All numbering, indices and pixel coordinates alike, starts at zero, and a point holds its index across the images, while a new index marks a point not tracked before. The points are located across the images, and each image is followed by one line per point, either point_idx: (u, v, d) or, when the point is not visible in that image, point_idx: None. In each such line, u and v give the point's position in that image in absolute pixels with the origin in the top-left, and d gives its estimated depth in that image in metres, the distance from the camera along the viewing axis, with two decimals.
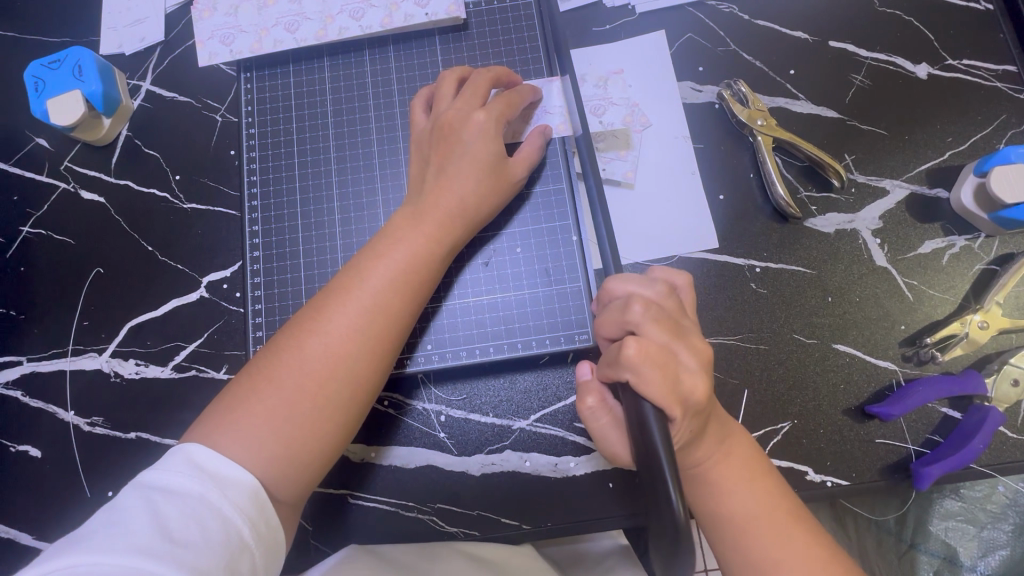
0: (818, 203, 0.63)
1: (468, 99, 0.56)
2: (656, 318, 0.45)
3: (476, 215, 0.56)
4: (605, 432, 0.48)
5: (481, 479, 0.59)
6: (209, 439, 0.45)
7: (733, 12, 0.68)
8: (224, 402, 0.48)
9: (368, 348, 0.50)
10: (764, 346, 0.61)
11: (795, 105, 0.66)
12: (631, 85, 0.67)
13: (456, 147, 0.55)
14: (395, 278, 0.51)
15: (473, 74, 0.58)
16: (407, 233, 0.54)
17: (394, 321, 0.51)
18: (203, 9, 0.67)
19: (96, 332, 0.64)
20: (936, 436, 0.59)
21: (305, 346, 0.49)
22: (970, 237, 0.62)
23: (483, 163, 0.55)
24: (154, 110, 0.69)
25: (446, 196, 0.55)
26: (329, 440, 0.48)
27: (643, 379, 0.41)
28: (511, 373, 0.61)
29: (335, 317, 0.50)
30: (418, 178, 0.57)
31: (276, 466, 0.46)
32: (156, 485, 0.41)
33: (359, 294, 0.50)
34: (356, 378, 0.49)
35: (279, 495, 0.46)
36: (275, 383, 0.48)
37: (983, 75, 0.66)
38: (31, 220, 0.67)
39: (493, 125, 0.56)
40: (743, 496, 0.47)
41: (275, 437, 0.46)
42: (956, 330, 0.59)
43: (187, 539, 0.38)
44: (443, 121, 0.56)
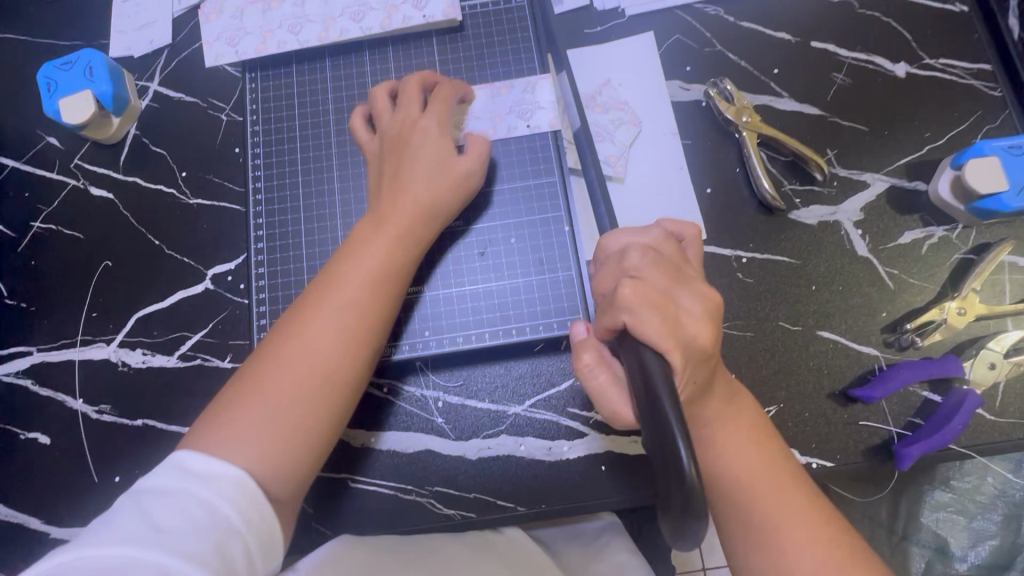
0: (801, 196, 0.66)
1: (406, 105, 0.59)
2: (654, 262, 0.48)
3: (436, 213, 0.58)
4: (605, 390, 0.48)
5: (477, 463, 0.61)
6: (213, 425, 0.48)
7: (719, 15, 0.71)
8: (225, 391, 0.50)
9: (345, 345, 0.52)
10: (750, 334, 0.63)
11: (779, 102, 0.69)
12: (619, 83, 0.70)
13: (409, 151, 0.58)
14: (366, 279, 0.54)
15: (403, 84, 0.61)
16: (388, 228, 0.56)
17: (371, 318, 0.53)
18: (210, 12, 0.70)
19: (104, 323, 0.66)
20: (917, 419, 0.61)
21: (284, 350, 0.51)
22: (949, 228, 0.65)
23: (431, 166, 0.58)
24: (162, 109, 0.71)
25: (403, 197, 0.57)
26: (330, 421, 0.51)
27: (642, 321, 0.42)
28: (507, 360, 0.63)
29: (310, 319, 0.52)
30: (378, 183, 0.59)
31: (265, 461, 0.47)
32: (146, 488, 0.43)
33: (350, 285, 0.53)
34: (351, 362, 0.52)
35: (282, 475, 0.48)
36: (258, 387, 0.49)
37: (959, 73, 0.69)
38: (42, 215, 0.70)
39: (436, 129, 0.58)
40: (749, 462, 0.49)
41: (262, 435, 0.48)
42: (934, 316, 0.61)
43: (178, 530, 0.40)
44: (397, 125, 0.59)
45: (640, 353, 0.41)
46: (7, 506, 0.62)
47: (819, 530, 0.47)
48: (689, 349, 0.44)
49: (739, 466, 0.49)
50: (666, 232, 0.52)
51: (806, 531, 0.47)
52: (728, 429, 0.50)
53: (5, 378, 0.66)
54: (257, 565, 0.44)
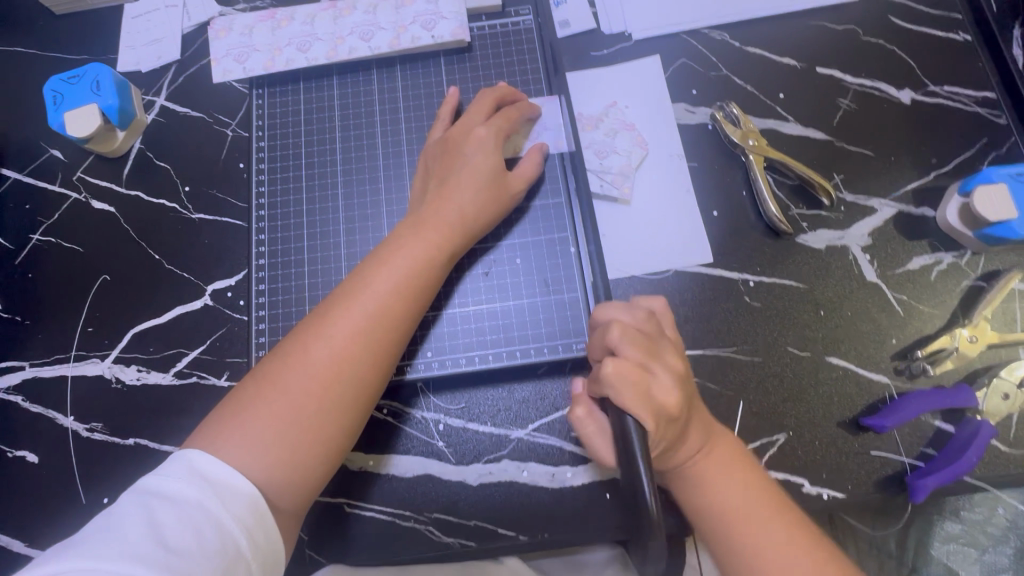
0: (808, 220, 0.65)
1: (473, 114, 0.61)
2: (632, 339, 0.48)
3: (475, 225, 0.58)
4: (591, 438, 0.51)
5: (477, 489, 0.59)
6: (211, 446, 0.46)
7: (725, 40, 0.72)
8: (230, 405, 0.48)
9: (372, 351, 0.51)
10: (758, 359, 0.62)
11: (785, 127, 0.69)
12: (628, 106, 0.70)
13: (458, 159, 0.59)
14: (398, 285, 0.53)
15: (482, 96, 0.62)
16: (408, 241, 0.55)
17: (381, 336, 0.51)
18: (220, 29, 0.70)
19: (100, 338, 0.65)
20: (930, 449, 0.59)
21: (309, 350, 0.50)
22: (957, 254, 0.64)
23: (482, 175, 0.58)
24: (167, 125, 0.71)
25: (446, 207, 0.57)
26: (333, 444, 0.49)
27: (618, 399, 0.45)
28: (510, 382, 0.61)
29: (338, 323, 0.51)
30: (423, 194, 0.60)
31: (279, 470, 0.46)
32: (158, 492, 0.42)
33: (364, 299, 0.52)
34: (360, 380, 0.50)
35: (281, 504, 0.47)
36: (280, 388, 0.48)
37: (964, 101, 0.69)
38: (42, 228, 0.69)
39: (492, 139, 0.59)
40: (734, 495, 0.48)
41: (281, 438, 0.47)
42: (946, 343, 0.60)
43: (183, 550, 0.39)
44: (450, 136, 0.61)
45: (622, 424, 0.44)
46: None
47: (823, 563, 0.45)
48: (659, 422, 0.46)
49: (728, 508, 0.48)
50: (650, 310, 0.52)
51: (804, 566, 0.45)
52: (706, 464, 0.50)
53: None
54: None
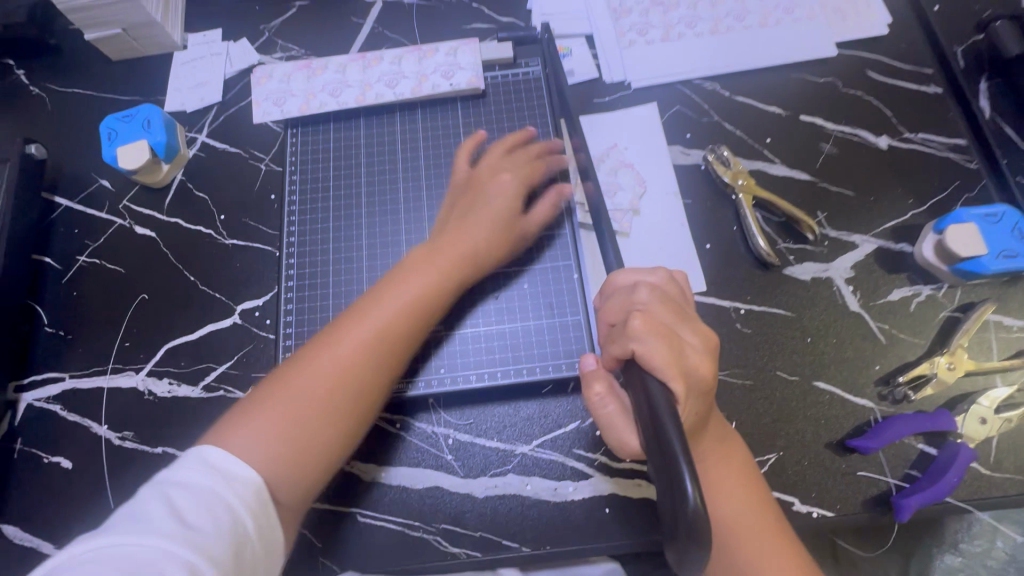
0: (794, 253, 0.71)
1: (509, 161, 0.68)
2: (661, 299, 0.52)
3: (486, 260, 0.64)
4: (613, 420, 0.52)
5: (484, 501, 0.62)
6: (223, 435, 0.50)
7: (716, 90, 0.79)
8: (245, 403, 0.53)
9: (375, 365, 0.55)
10: (750, 382, 0.66)
11: (772, 168, 0.75)
12: (627, 147, 0.77)
13: (481, 199, 0.66)
14: (404, 306, 0.58)
15: (507, 138, 0.71)
16: (422, 265, 0.60)
17: (384, 350, 0.56)
18: (261, 76, 0.78)
19: (135, 352, 0.70)
20: (914, 471, 0.62)
21: (319, 357, 0.54)
22: (934, 287, 0.69)
23: (498, 219, 0.64)
24: (207, 159, 0.78)
25: (462, 240, 0.63)
26: (328, 446, 0.53)
27: (650, 349, 0.47)
28: (516, 400, 0.66)
29: (347, 335, 0.55)
30: (444, 218, 0.66)
31: (277, 466, 0.50)
32: (172, 480, 0.45)
33: (373, 316, 0.57)
34: (360, 389, 0.54)
35: (280, 499, 0.50)
36: (288, 389, 0.53)
37: (937, 147, 0.75)
38: (88, 250, 0.75)
39: (515, 185, 0.66)
40: (737, 506, 0.52)
41: (282, 432, 0.51)
42: (925, 370, 0.64)
43: (198, 526, 0.43)
44: (479, 174, 0.68)
45: (645, 381, 0.45)
46: (23, 529, 0.64)
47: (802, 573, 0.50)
48: (692, 380, 0.48)
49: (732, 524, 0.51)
50: (669, 273, 0.57)
51: None
52: (718, 469, 0.53)
53: (35, 402, 0.69)
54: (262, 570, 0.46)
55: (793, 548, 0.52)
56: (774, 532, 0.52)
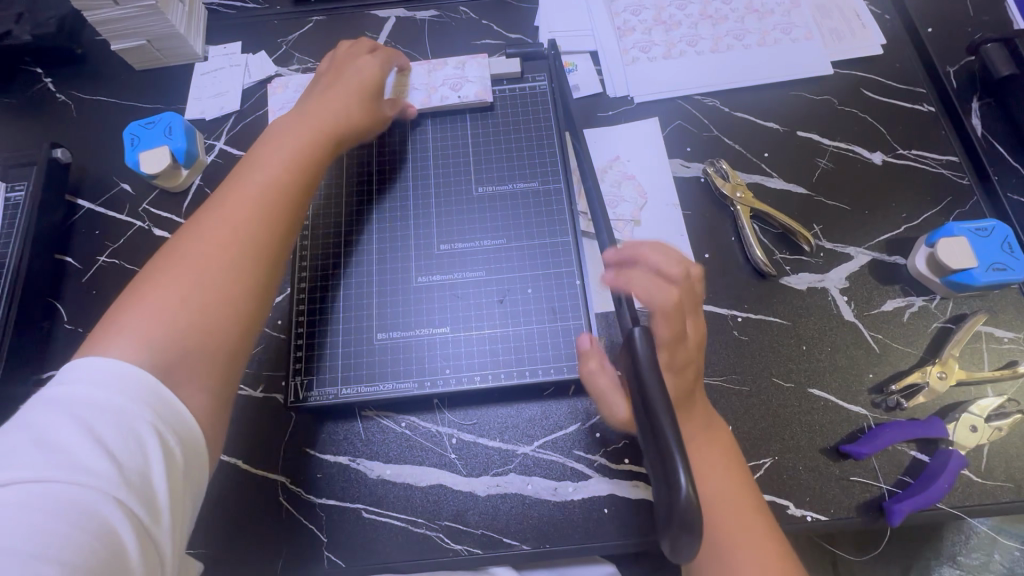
0: (791, 264, 0.73)
1: (354, 47, 0.74)
2: (671, 263, 0.58)
3: (355, 127, 0.68)
4: (604, 393, 0.61)
5: (485, 500, 0.64)
6: (117, 312, 0.50)
7: (716, 105, 0.82)
8: (135, 283, 0.52)
9: (269, 211, 0.57)
10: (746, 388, 0.67)
11: (770, 181, 0.78)
12: (629, 159, 0.79)
13: (342, 71, 0.70)
14: (285, 161, 0.60)
15: (363, 46, 0.74)
16: (275, 143, 0.62)
17: (277, 202, 0.58)
18: (277, 87, 0.82)
19: None
20: (906, 477, 0.63)
21: (204, 226, 0.55)
22: (927, 299, 0.71)
23: (362, 86, 0.69)
24: (225, 165, 0.82)
25: (329, 108, 0.66)
26: (227, 309, 0.52)
27: (642, 286, 0.57)
28: (518, 402, 0.68)
29: (232, 203, 0.56)
30: (308, 94, 0.70)
31: (171, 327, 0.49)
32: (67, 399, 0.43)
33: (252, 185, 0.58)
34: (253, 236, 0.55)
35: (184, 369, 0.48)
36: (180, 258, 0.53)
37: (930, 163, 0.78)
38: (108, 251, 0.78)
39: (376, 63, 0.71)
40: (720, 486, 0.54)
41: (176, 313, 0.50)
42: (917, 379, 0.66)
43: (104, 441, 0.41)
44: (338, 55, 0.73)
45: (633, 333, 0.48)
46: None
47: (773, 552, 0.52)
48: (670, 322, 0.55)
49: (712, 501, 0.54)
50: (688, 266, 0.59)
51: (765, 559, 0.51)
52: (704, 449, 0.56)
53: None
54: (190, 473, 0.45)
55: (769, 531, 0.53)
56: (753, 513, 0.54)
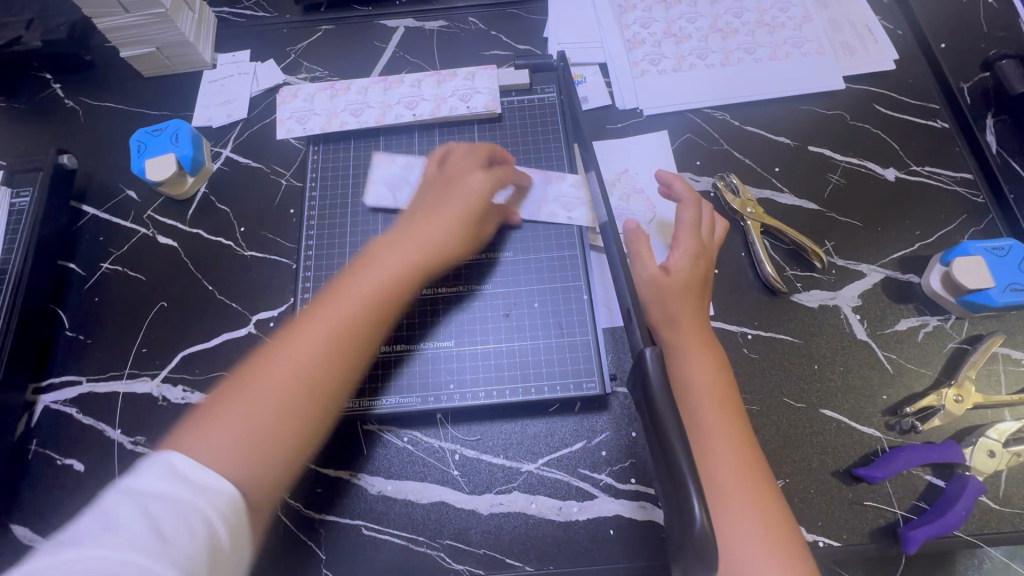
0: (802, 280, 0.71)
1: (466, 160, 0.69)
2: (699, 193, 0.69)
3: (452, 253, 0.64)
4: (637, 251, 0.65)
5: (488, 519, 0.63)
6: (180, 439, 0.48)
7: (726, 119, 0.81)
8: (205, 408, 0.51)
9: (338, 345, 0.54)
10: (756, 407, 0.66)
11: (780, 197, 0.77)
12: (637, 172, 0.78)
13: (449, 195, 0.66)
14: (378, 282, 0.58)
15: (474, 149, 0.70)
16: (385, 254, 0.60)
17: (353, 340, 0.54)
18: (287, 96, 0.82)
19: (152, 359, 0.72)
20: (921, 502, 0.62)
21: (274, 357, 0.53)
22: (942, 318, 0.69)
23: (470, 209, 0.65)
24: (230, 173, 0.81)
25: (429, 230, 0.62)
26: (286, 445, 0.50)
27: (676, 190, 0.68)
28: (523, 418, 0.66)
29: (304, 333, 0.54)
30: (415, 209, 0.66)
31: (236, 461, 0.47)
32: (141, 489, 0.42)
33: (332, 308, 0.55)
34: (318, 377, 0.52)
35: (245, 497, 0.47)
36: (245, 390, 0.51)
37: (944, 180, 0.77)
38: (112, 258, 0.77)
39: (486, 186, 0.66)
40: (703, 380, 0.59)
41: (243, 430, 0.48)
42: (932, 402, 0.64)
43: (171, 537, 0.40)
44: (450, 174, 0.68)
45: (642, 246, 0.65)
46: (30, 530, 0.64)
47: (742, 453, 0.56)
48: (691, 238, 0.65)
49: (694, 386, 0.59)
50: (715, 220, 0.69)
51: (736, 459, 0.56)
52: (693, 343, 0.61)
53: (52, 405, 0.70)
54: None
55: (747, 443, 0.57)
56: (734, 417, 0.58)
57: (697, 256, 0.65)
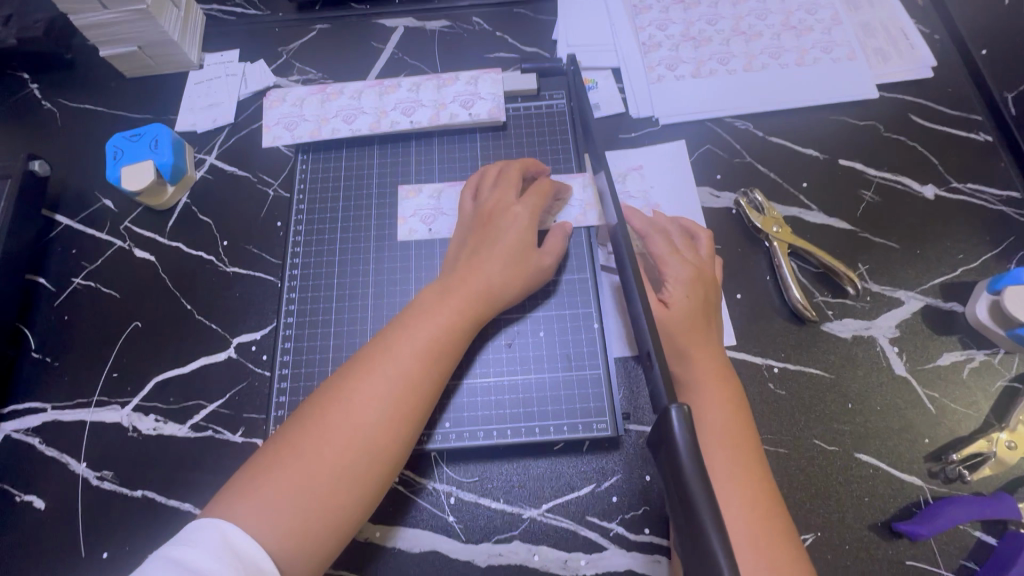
0: (833, 308, 0.65)
1: (504, 189, 0.63)
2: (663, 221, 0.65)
3: (502, 295, 0.58)
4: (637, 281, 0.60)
5: (485, 571, 0.56)
6: (229, 509, 0.45)
7: (749, 129, 0.75)
8: (250, 470, 0.47)
9: (395, 411, 0.50)
10: (784, 450, 0.59)
11: (809, 215, 0.70)
12: (652, 185, 0.72)
13: (491, 233, 0.60)
14: (431, 338, 0.53)
15: (508, 168, 0.65)
16: (434, 305, 0.55)
17: (410, 403, 0.50)
18: (273, 100, 0.75)
19: (123, 384, 0.66)
20: (970, 562, 0.55)
21: (326, 420, 0.48)
22: (989, 353, 0.63)
23: (513, 250, 0.59)
24: (214, 182, 0.76)
25: (474, 274, 0.57)
26: (344, 519, 0.47)
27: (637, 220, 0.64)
28: (525, 458, 0.60)
29: (356, 393, 0.49)
30: (457, 254, 0.61)
31: (290, 539, 0.44)
32: (187, 562, 0.40)
33: (385, 368, 0.51)
34: (376, 445, 0.48)
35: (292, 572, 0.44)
36: (295, 458, 0.47)
37: (988, 199, 0.70)
38: (84, 272, 0.72)
39: (528, 216, 0.60)
40: (722, 423, 0.53)
41: (295, 505, 0.45)
42: (982, 449, 0.57)
43: None
44: (488, 206, 0.62)
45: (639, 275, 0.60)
46: None
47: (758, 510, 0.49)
48: (672, 265, 0.60)
49: (713, 430, 0.52)
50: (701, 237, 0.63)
51: (749, 516, 0.49)
52: (710, 382, 0.55)
53: (13, 434, 0.64)
54: None
55: (768, 500, 0.50)
56: (757, 468, 0.51)
57: (693, 280, 0.59)
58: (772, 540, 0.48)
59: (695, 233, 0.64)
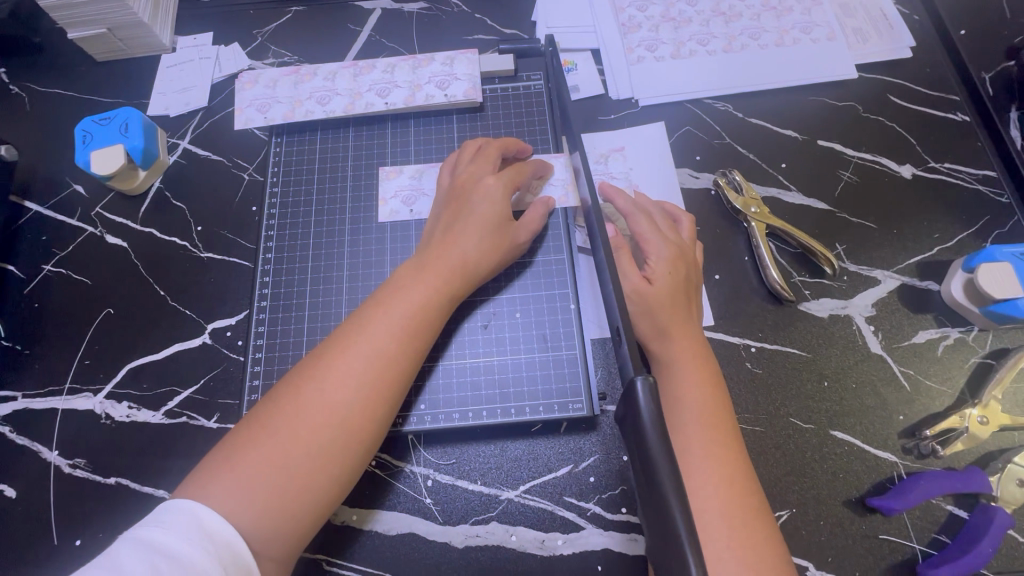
0: (811, 288, 0.65)
1: (480, 165, 0.62)
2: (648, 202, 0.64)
3: (477, 272, 0.58)
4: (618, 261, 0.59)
5: (463, 552, 0.56)
6: (200, 489, 0.44)
7: (728, 110, 0.75)
8: (222, 450, 0.46)
9: (371, 388, 0.49)
10: (760, 429, 0.60)
11: (787, 195, 0.70)
12: (630, 166, 0.72)
13: (465, 208, 0.59)
14: (407, 314, 0.52)
15: (486, 145, 0.64)
16: (409, 282, 0.55)
17: (386, 379, 0.50)
18: (246, 81, 0.73)
19: (96, 372, 0.65)
20: (942, 536, 0.56)
21: (299, 398, 0.48)
22: (964, 330, 0.63)
23: (488, 223, 0.58)
24: (188, 166, 0.74)
25: (450, 251, 0.57)
26: (321, 497, 0.46)
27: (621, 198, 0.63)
28: (503, 440, 0.60)
29: (329, 370, 0.49)
30: (432, 230, 0.60)
31: (266, 519, 0.44)
32: (160, 547, 0.40)
33: (359, 345, 0.50)
34: (352, 422, 0.48)
35: (268, 551, 0.44)
36: (267, 436, 0.46)
37: (965, 178, 0.71)
38: (55, 259, 0.70)
39: (500, 190, 0.60)
40: (698, 402, 0.53)
41: (270, 483, 0.45)
42: (954, 424, 0.58)
43: None
44: (461, 181, 0.62)
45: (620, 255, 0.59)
46: None
47: (734, 486, 0.49)
48: (658, 243, 0.59)
49: (689, 409, 0.52)
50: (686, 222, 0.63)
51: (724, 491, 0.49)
52: (686, 362, 0.55)
53: None
54: None
55: (744, 475, 0.50)
56: (733, 445, 0.52)
57: (675, 260, 0.59)
58: (746, 516, 0.48)
59: (677, 216, 0.64)
